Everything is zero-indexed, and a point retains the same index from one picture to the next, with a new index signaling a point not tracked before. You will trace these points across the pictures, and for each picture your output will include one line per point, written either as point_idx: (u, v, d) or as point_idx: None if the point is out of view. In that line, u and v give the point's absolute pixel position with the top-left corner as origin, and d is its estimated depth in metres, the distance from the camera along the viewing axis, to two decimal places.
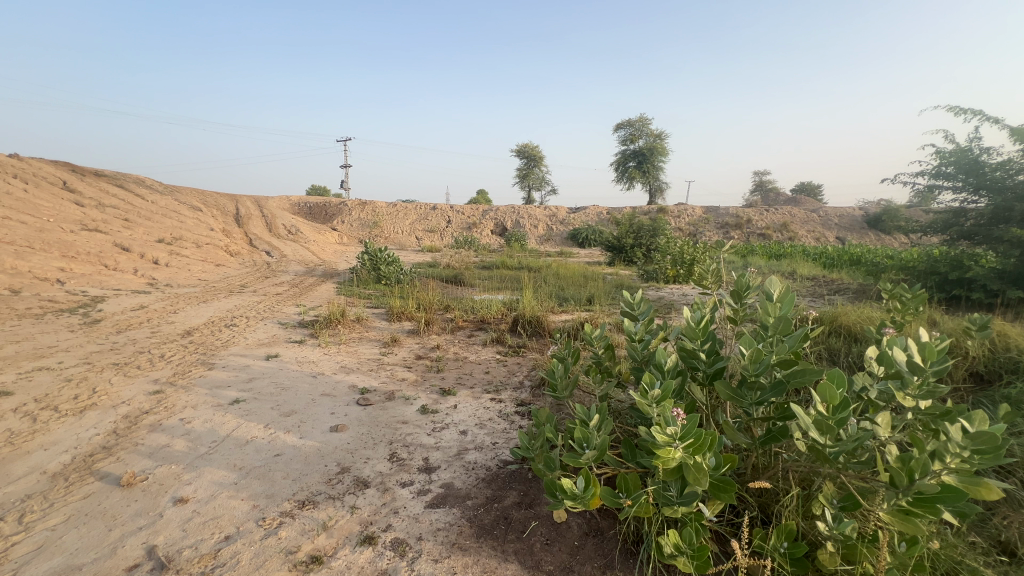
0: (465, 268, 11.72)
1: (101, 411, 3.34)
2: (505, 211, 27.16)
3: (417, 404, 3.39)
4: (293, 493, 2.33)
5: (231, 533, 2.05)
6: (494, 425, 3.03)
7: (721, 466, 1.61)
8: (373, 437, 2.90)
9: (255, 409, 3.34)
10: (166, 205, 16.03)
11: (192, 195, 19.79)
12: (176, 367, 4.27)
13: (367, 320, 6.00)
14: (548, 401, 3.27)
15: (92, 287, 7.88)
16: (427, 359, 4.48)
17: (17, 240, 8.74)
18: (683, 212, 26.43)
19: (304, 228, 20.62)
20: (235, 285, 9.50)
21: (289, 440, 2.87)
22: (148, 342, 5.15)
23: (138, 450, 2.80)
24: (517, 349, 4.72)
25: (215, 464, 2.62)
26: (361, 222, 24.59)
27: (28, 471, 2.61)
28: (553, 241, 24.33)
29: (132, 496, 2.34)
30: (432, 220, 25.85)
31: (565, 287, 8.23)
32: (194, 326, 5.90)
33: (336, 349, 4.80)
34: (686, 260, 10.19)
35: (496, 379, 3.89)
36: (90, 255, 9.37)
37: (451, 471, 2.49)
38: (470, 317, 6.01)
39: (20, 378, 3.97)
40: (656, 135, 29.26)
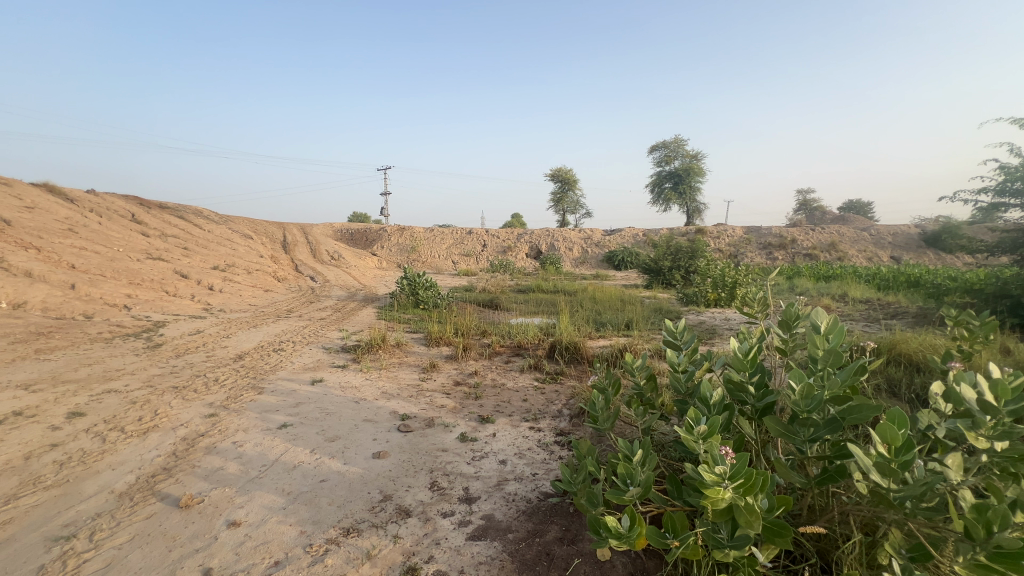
0: (501, 292, 11.84)
1: (161, 434, 3.54)
2: (541, 233, 27.35)
3: (457, 432, 3.42)
4: (338, 520, 2.38)
5: (280, 559, 2.11)
6: (533, 455, 3.01)
7: (775, 508, 1.53)
8: (414, 464, 2.93)
9: (301, 433, 3.46)
10: (221, 234, 17.09)
11: (244, 224, 21.03)
12: (230, 391, 4.50)
13: (407, 345, 6.12)
14: (588, 431, 3.23)
15: (155, 312, 8.46)
16: (466, 385, 4.52)
17: (91, 268, 9.52)
18: (722, 233, 25.82)
19: (346, 253, 21.44)
20: (282, 310, 9.95)
21: (334, 466, 2.95)
22: (203, 366, 5.45)
23: (196, 472, 2.95)
24: (555, 376, 4.70)
25: (265, 488, 2.71)
26: (399, 247, 25.36)
27: (98, 489, 2.79)
28: (589, 264, 24.23)
29: (190, 518, 2.46)
30: (468, 244, 26.36)
31: (602, 312, 8.16)
32: (245, 350, 6.20)
33: (377, 374, 4.93)
34: (728, 283, 9.92)
35: (535, 407, 3.87)
36: (154, 283, 10.08)
37: (491, 503, 2.48)
38: (507, 342, 6.04)
39: (92, 400, 4.28)
40: (693, 155, 28.98)
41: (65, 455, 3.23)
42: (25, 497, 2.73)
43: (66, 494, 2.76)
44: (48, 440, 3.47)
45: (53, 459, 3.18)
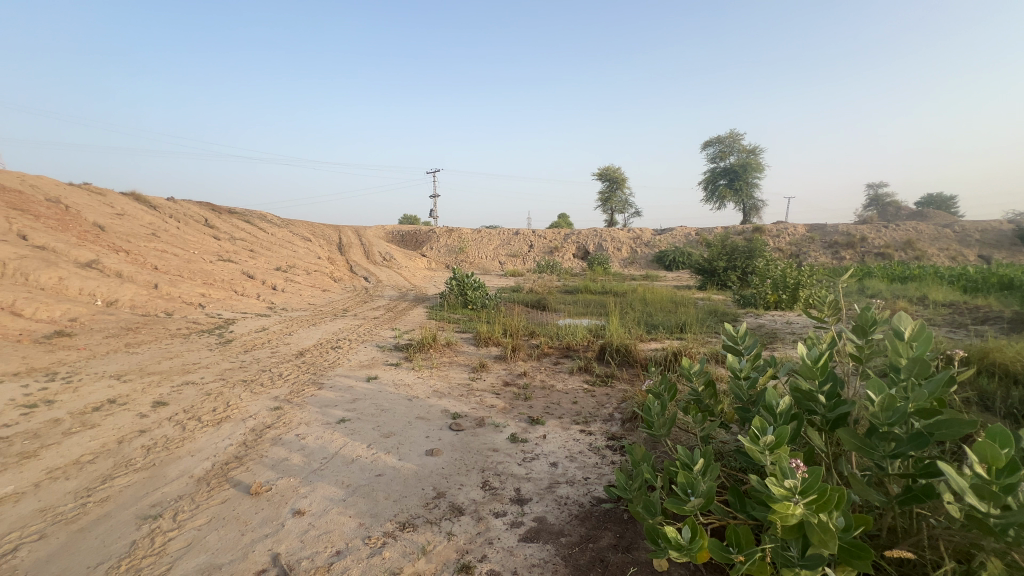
0: (548, 293, 11.79)
1: (233, 424, 3.80)
2: (588, 233, 27.01)
3: (507, 432, 3.43)
4: (394, 514, 2.45)
5: (341, 549, 2.20)
6: (585, 458, 2.98)
7: (852, 527, 1.43)
8: (466, 463, 2.98)
9: (358, 428, 3.60)
10: (283, 237, 18.11)
11: (304, 227, 22.20)
12: (292, 385, 4.76)
13: (456, 345, 6.23)
14: (642, 436, 3.15)
15: (225, 311, 9.09)
16: (515, 386, 4.53)
17: (171, 269, 10.37)
18: (782, 231, 24.46)
19: (397, 255, 22.10)
20: (339, 309, 10.42)
21: (389, 461, 3.05)
22: (269, 361, 5.79)
23: (264, 461, 3.14)
24: (605, 379, 4.62)
25: (326, 480, 2.84)
26: (448, 249, 25.89)
27: (180, 474, 3.03)
28: (638, 264, 23.69)
29: (259, 505, 2.62)
30: (514, 245, 26.48)
31: (653, 314, 7.93)
32: (305, 347, 6.54)
33: (428, 373, 5.05)
34: (789, 284, 9.38)
35: (585, 410, 3.82)
36: (225, 283, 10.83)
37: (543, 505, 2.48)
38: (555, 344, 6.00)
39: (173, 391, 4.66)
40: (750, 150, 27.65)
41: (151, 441, 3.53)
42: (118, 478, 3.02)
43: (153, 476, 3.02)
44: (137, 426, 3.81)
45: (141, 444, 3.49)
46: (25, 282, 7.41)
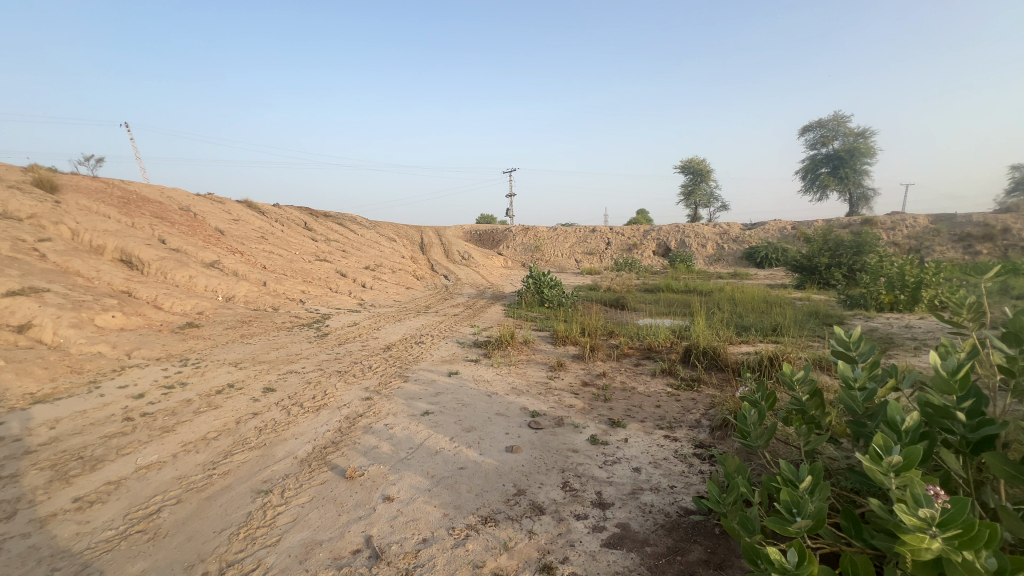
0: (628, 292, 11.44)
1: (330, 411, 4.12)
2: (669, 229, 25.85)
3: (587, 434, 3.37)
4: (476, 507, 2.51)
5: (427, 537, 2.29)
6: (671, 466, 2.84)
7: (1007, 571, 1.21)
8: (545, 462, 2.97)
9: (441, 421, 3.74)
10: (371, 237, 19.35)
11: (390, 228, 23.58)
12: (381, 378, 5.06)
13: (534, 343, 6.24)
14: (734, 446, 2.94)
15: (323, 306, 9.90)
16: (594, 387, 4.44)
17: (277, 269, 11.50)
18: (898, 224, 21.67)
19: (476, 254, 22.69)
20: (422, 306, 10.92)
21: (471, 455, 3.13)
22: (360, 354, 6.22)
23: (357, 447, 3.37)
24: (690, 383, 4.38)
25: (412, 469, 2.98)
26: (524, 246, 26.11)
27: (286, 454, 3.35)
28: (724, 261, 22.25)
29: (354, 488, 2.81)
30: (591, 242, 26.01)
31: (744, 315, 7.39)
32: (392, 342, 6.93)
33: (507, 370, 5.12)
34: (909, 283, 8.27)
35: (670, 415, 3.65)
36: (321, 281, 11.80)
37: (626, 511, 2.40)
38: (636, 344, 5.80)
39: (280, 378, 5.17)
40: (858, 133, 24.80)
41: (263, 423, 3.94)
42: (237, 454, 3.40)
43: (264, 455, 3.37)
44: (251, 409, 4.28)
45: (254, 425, 3.90)
46: (164, 280, 8.61)
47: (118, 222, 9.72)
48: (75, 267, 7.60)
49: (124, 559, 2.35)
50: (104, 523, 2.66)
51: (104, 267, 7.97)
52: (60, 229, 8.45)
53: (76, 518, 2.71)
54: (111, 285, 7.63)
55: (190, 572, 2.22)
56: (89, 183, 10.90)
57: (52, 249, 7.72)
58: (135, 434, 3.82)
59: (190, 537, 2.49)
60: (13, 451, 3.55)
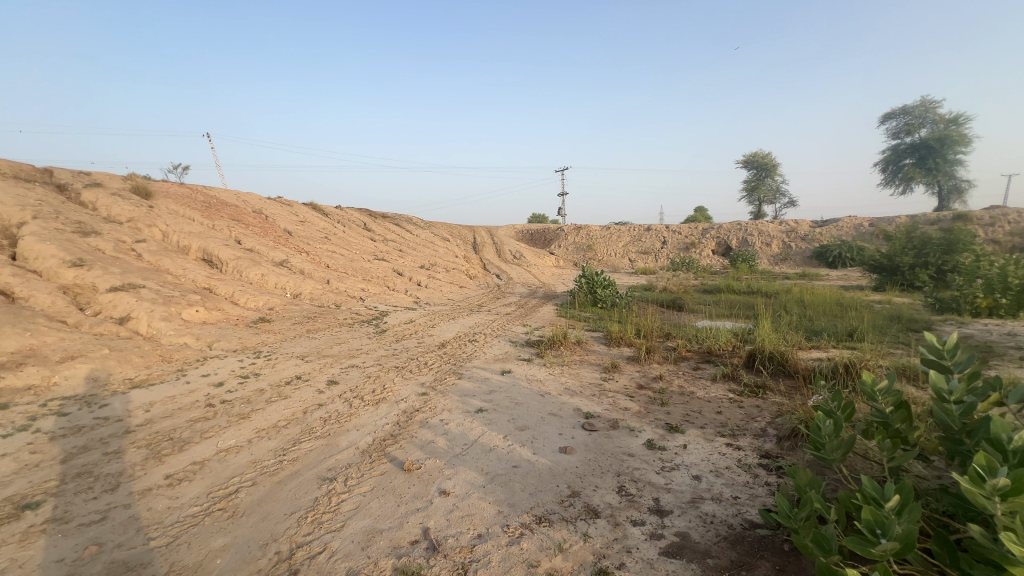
0: (685, 292, 11.02)
1: (388, 405, 4.28)
2: (730, 226, 24.65)
3: (644, 438, 3.29)
4: (530, 507, 2.52)
5: (483, 533, 2.33)
6: (734, 476, 2.70)
7: None
8: (600, 465, 2.92)
9: (495, 419, 3.78)
10: (426, 237, 19.90)
11: (444, 228, 24.15)
12: (436, 374, 5.20)
13: (587, 344, 6.17)
14: (804, 458, 2.76)
15: (381, 304, 10.31)
16: (650, 390, 4.32)
17: (340, 267, 12.10)
18: (997, 220, 19.42)
19: (527, 253, 22.73)
20: (475, 304, 11.09)
21: (525, 454, 3.14)
22: (416, 351, 6.42)
23: (414, 441, 3.48)
24: (754, 389, 4.15)
25: (467, 465, 3.04)
26: (576, 246, 25.86)
27: (348, 444, 3.51)
28: (792, 261, 20.92)
29: (412, 480, 2.91)
30: (646, 241, 25.31)
31: (814, 318, 6.91)
32: (446, 340, 7.09)
33: (560, 370, 5.10)
34: (1012, 286, 7.38)
35: (732, 422, 3.48)
36: (380, 280, 12.29)
37: (685, 520, 2.31)
38: (694, 347, 5.58)
39: (342, 372, 5.44)
40: (950, 119, 22.43)
41: (327, 414, 4.16)
42: (304, 443, 3.61)
43: (329, 444, 3.56)
44: (316, 400, 4.53)
45: (320, 416, 4.13)
46: (240, 278, 9.31)
47: (201, 224, 10.63)
48: (165, 265, 8.39)
49: (208, 534, 2.56)
50: (191, 499, 2.92)
51: (189, 265, 8.74)
52: (153, 231, 9.37)
53: (168, 494, 2.99)
54: (196, 282, 8.37)
55: (265, 550, 2.38)
56: (177, 189, 11.97)
57: (146, 249, 8.56)
58: (216, 419, 4.16)
59: (264, 518, 2.67)
60: (116, 429, 3.97)
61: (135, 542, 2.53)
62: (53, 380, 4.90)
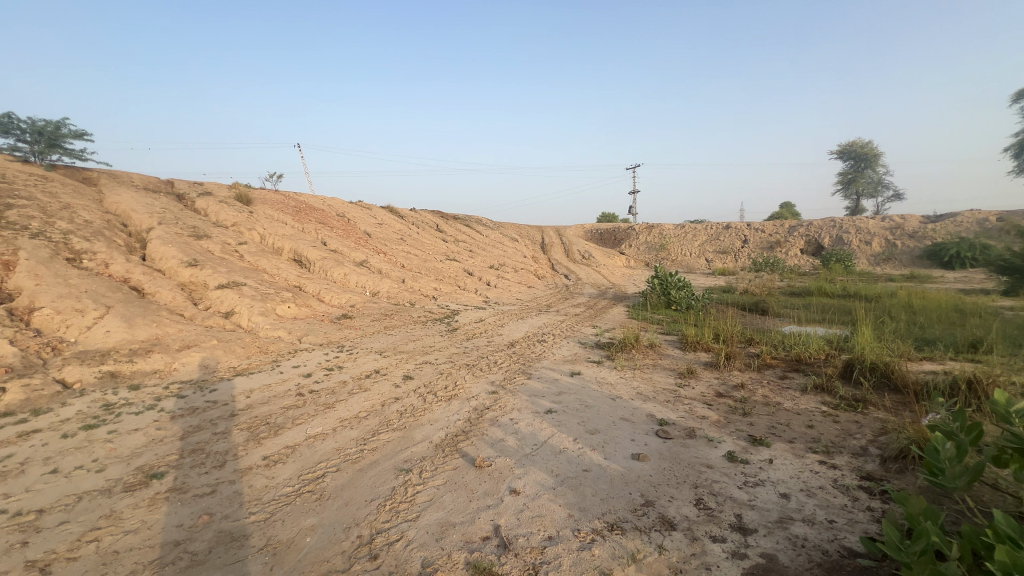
0: (770, 295, 10.23)
1: (460, 402, 4.40)
2: (822, 223, 22.60)
3: (724, 450, 3.10)
4: (602, 513, 2.46)
5: (553, 535, 2.32)
6: (829, 497, 2.47)
7: None
8: (676, 475, 2.80)
9: (565, 421, 3.75)
10: (495, 238, 20.21)
11: (512, 228, 24.43)
12: (505, 373, 5.26)
13: (660, 347, 5.94)
14: (916, 483, 2.45)
15: (453, 303, 10.64)
16: (730, 399, 4.06)
17: (415, 267, 12.66)
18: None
19: (597, 253, 22.36)
20: (543, 304, 11.10)
21: (595, 458, 3.08)
22: (486, 349, 6.55)
23: (485, 438, 3.54)
24: (853, 403, 3.76)
25: (537, 466, 3.04)
26: (648, 245, 25.03)
27: (423, 438, 3.66)
28: (897, 261, 18.75)
29: (483, 477, 2.96)
30: (724, 240, 23.93)
31: (926, 326, 6.13)
32: (515, 339, 7.16)
33: (631, 374, 4.95)
34: None
35: (826, 438, 3.18)
36: (452, 279, 12.69)
37: (772, 541, 2.15)
38: (780, 355, 5.17)
39: (417, 368, 5.68)
40: None
41: (403, 408, 4.36)
42: (383, 434, 3.81)
43: (405, 437, 3.73)
44: (393, 394, 4.77)
45: (396, 409, 4.34)
46: (326, 277, 10.04)
47: (292, 227, 11.62)
48: (263, 265, 9.26)
49: (299, 513, 2.79)
50: (285, 480, 3.18)
51: (283, 264, 9.57)
52: (253, 234, 10.38)
53: (266, 473, 3.29)
54: (288, 281, 9.14)
55: (348, 533, 2.54)
56: (273, 196, 13.16)
57: (248, 250, 9.51)
58: (305, 408, 4.51)
59: (347, 502, 2.85)
60: (223, 413, 4.44)
61: (239, 515, 2.80)
62: (174, 365, 5.59)
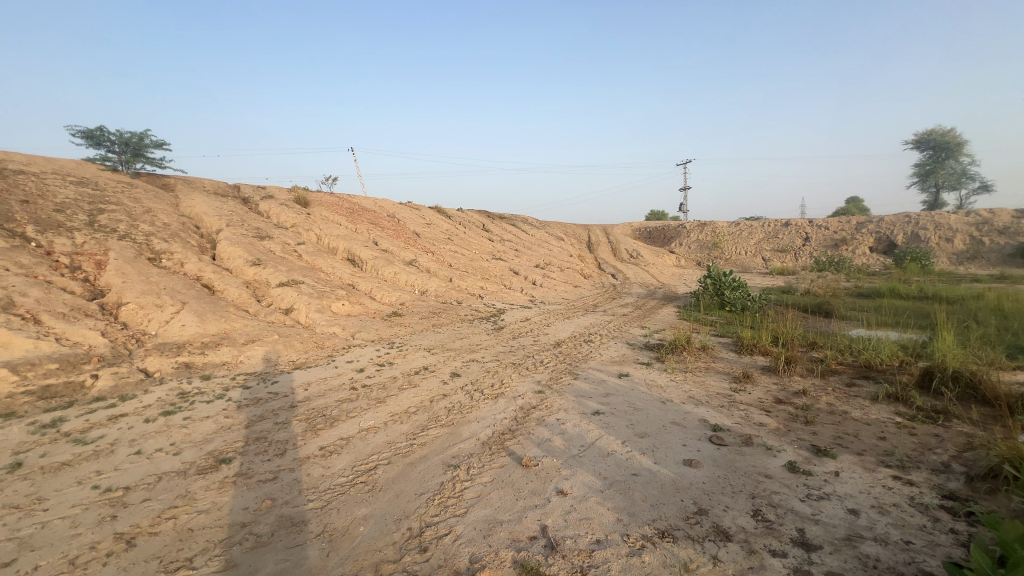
0: (835, 296, 9.58)
1: (506, 400, 4.43)
2: (895, 219, 20.92)
3: (784, 459, 2.93)
4: (652, 519, 2.40)
5: (602, 539, 2.28)
6: (904, 516, 2.28)
7: None
8: (731, 483, 2.68)
9: (613, 423, 3.68)
10: (541, 237, 20.15)
11: (558, 227, 24.29)
12: (551, 373, 5.24)
13: (713, 350, 5.71)
14: (1009, 506, 2.21)
15: (499, 302, 10.72)
16: (791, 406, 3.84)
17: (462, 266, 12.86)
18: None
19: (645, 252, 21.82)
20: (590, 304, 10.96)
21: (645, 462, 3.01)
22: (532, 348, 6.55)
23: (532, 438, 3.54)
24: (932, 415, 3.45)
25: (585, 467, 3.00)
26: (699, 243, 24.15)
27: (470, 435, 3.71)
28: (983, 261, 17.07)
29: (530, 476, 2.96)
30: (783, 238, 22.68)
31: (1020, 332, 5.53)
32: (561, 339, 7.12)
33: (683, 376, 4.79)
34: None
35: (901, 451, 2.94)
36: (498, 279, 12.79)
37: (839, 559, 2.01)
38: (847, 360, 4.83)
39: (464, 365, 5.77)
40: None
41: (451, 404, 4.43)
42: (431, 429, 3.90)
43: (453, 433, 3.79)
44: (440, 390, 4.86)
45: (444, 405, 4.42)
46: (377, 276, 10.39)
47: (346, 228, 12.12)
48: (319, 264, 9.71)
49: (353, 502, 2.90)
50: (340, 470, 3.33)
51: (338, 264, 10.00)
52: (310, 235, 10.92)
53: (322, 463, 3.45)
54: (342, 279, 9.55)
55: (399, 524, 2.62)
56: (329, 198, 13.77)
57: (306, 250, 10.01)
58: (358, 401, 4.69)
59: (398, 495, 2.94)
60: (284, 404, 4.70)
61: (298, 502, 2.96)
62: (240, 358, 5.98)
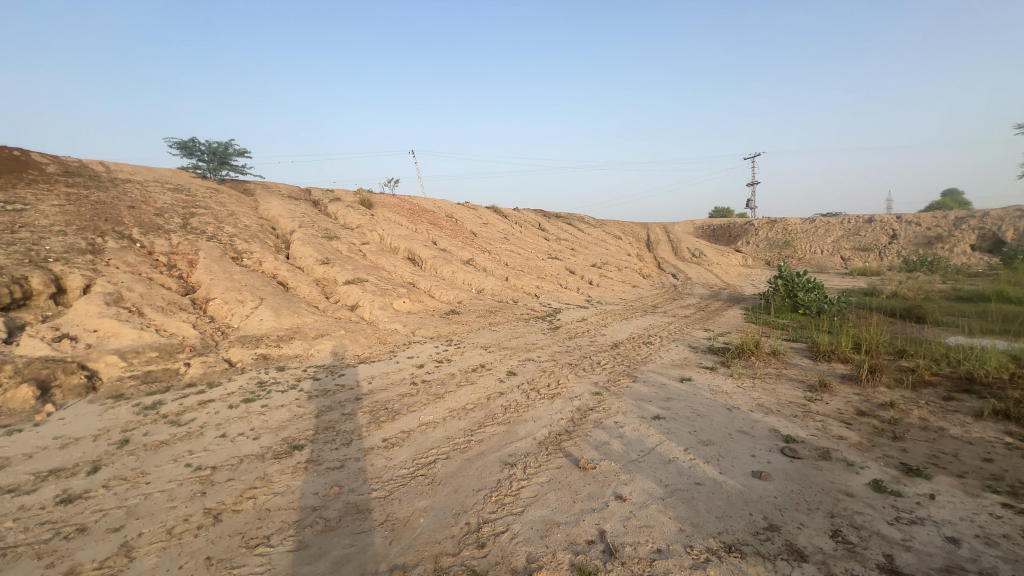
0: (928, 299, 8.67)
1: (562, 401, 4.39)
2: (1003, 214, 18.58)
3: (868, 477, 2.69)
4: (718, 531, 2.29)
5: (663, 548, 2.20)
6: (1017, 549, 2.01)
7: None
8: (807, 500, 2.49)
9: (674, 429, 3.55)
10: (598, 236, 19.82)
11: (616, 225, 23.79)
12: (609, 375, 5.14)
13: (785, 355, 5.36)
14: None
15: (555, 301, 10.67)
16: (876, 419, 3.51)
17: (517, 266, 12.93)
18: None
19: (708, 251, 20.87)
20: (649, 305, 10.64)
21: (710, 471, 2.87)
22: (588, 349, 6.46)
23: (589, 440, 3.49)
24: None
25: (644, 473, 2.92)
26: (769, 242, 22.72)
27: (527, 434, 3.72)
28: None
29: (588, 479, 2.92)
30: (865, 235, 20.83)
31: None
32: (619, 340, 6.97)
33: (750, 383, 4.53)
34: None
35: (1012, 476, 2.60)
36: (554, 278, 12.74)
37: None
38: (944, 371, 4.35)
39: (520, 364, 5.79)
40: None
41: (507, 403, 4.47)
42: (488, 427, 3.95)
43: (509, 431, 3.82)
44: (497, 388, 4.92)
45: (501, 404, 4.47)
46: (436, 275, 10.69)
47: (407, 228, 12.55)
48: (382, 263, 10.14)
49: (414, 494, 3.00)
50: (401, 462, 3.45)
51: (399, 263, 10.38)
52: (374, 235, 11.42)
53: (385, 454, 3.60)
54: (403, 278, 9.90)
55: (457, 518, 2.68)
56: (391, 200, 14.33)
57: (370, 250, 10.48)
58: (418, 396, 4.84)
59: (456, 489, 3.01)
60: (350, 396, 4.95)
61: (363, 490, 3.10)
62: (311, 351, 6.37)
